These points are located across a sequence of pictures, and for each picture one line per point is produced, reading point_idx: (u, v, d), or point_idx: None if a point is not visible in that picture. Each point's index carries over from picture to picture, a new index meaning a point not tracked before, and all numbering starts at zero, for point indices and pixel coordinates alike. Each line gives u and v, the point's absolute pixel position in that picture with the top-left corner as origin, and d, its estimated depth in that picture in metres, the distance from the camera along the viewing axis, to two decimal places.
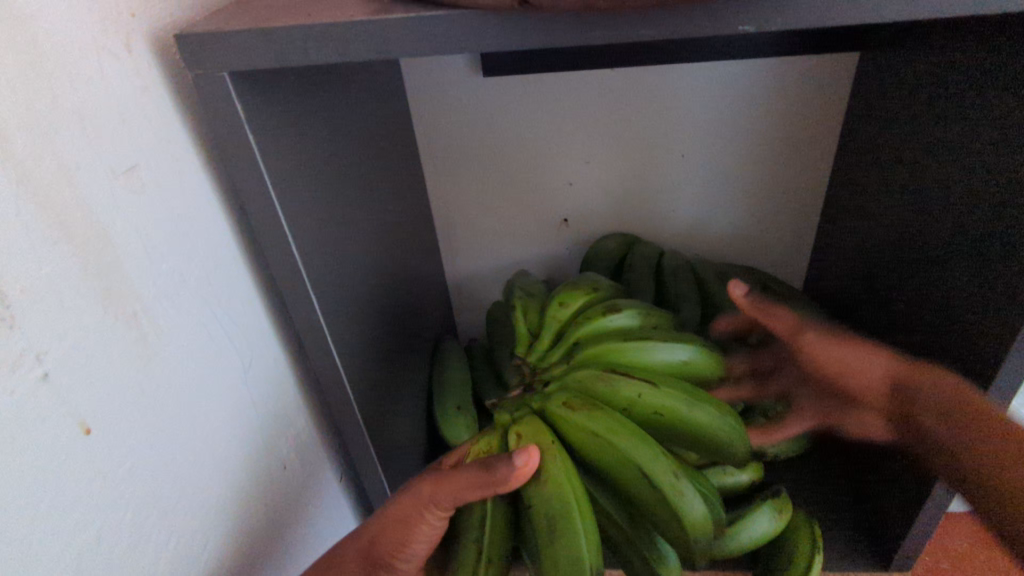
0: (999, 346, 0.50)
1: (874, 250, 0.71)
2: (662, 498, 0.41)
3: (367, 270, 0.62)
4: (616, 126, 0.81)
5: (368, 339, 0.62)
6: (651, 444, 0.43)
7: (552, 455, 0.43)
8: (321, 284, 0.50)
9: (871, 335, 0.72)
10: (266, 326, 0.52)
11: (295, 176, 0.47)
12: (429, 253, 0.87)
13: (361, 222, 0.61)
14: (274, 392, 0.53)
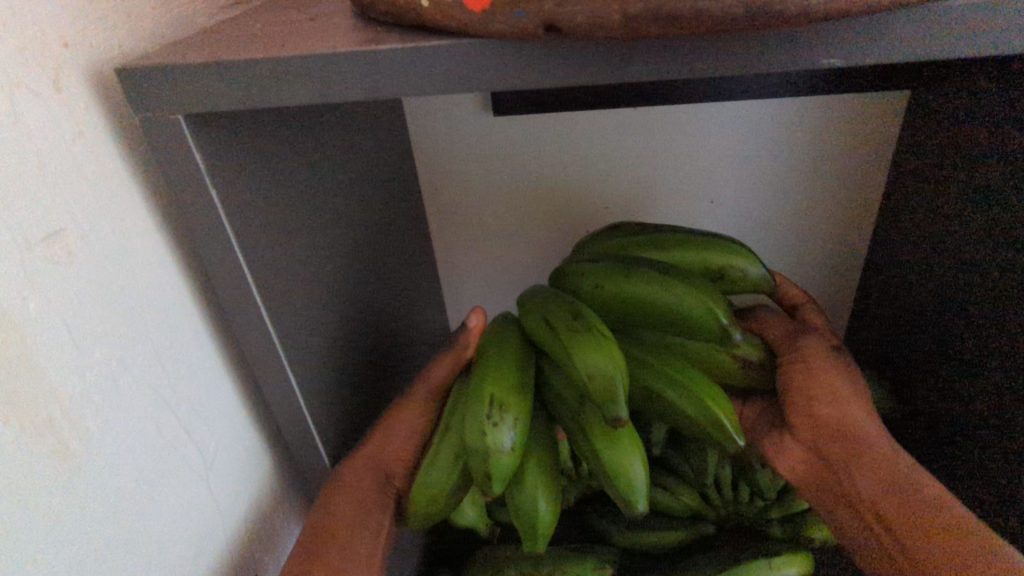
0: None
1: (910, 326, 0.64)
2: (581, 372, 0.38)
3: (361, 334, 0.54)
4: (635, 172, 0.74)
5: (360, 413, 0.54)
6: (589, 323, 0.41)
7: (495, 344, 0.44)
8: (300, 359, 0.43)
9: (916, 393, 0.64)
10: (239, 412, 0.44)
11: (270, 234, 0.40)
12: (432, 305, 0.80)
13: (353, 279, 0.53)
14: (247, 491, 0.45)
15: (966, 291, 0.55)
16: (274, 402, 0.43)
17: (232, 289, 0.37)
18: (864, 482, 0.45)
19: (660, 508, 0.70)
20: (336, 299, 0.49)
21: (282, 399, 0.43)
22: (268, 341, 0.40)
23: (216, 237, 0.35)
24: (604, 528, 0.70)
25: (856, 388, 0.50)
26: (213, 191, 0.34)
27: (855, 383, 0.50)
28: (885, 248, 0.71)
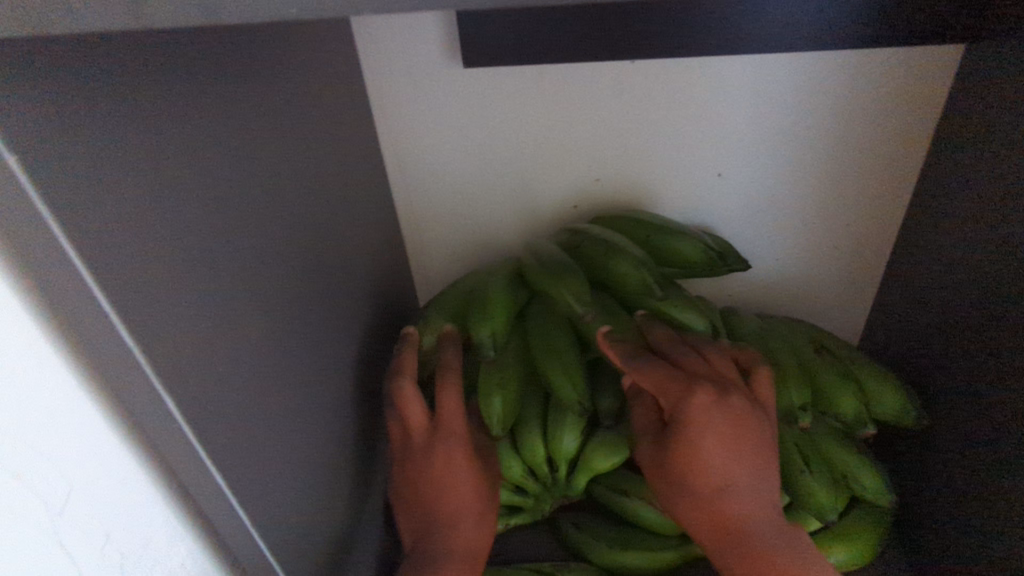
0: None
1: (1003, 396, 0.49)
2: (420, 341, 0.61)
3: (283, 334, 0.45)
4: (630, 140, 0.63)
5: (289, 431, 0.45)
6: (444, 320, 0.62)
7: (438, 314, 0.62)
8: (180, 370, 0.33)
9: (944, 383, 0.57)
10: (111, 437, 0.35)
11: (115, 214, 0.30)
12: (395, 292, 0.70)
13: (272, 272, 0.44)
14: (120, 530, 0.36)
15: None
16: (145, 421, 0.34)
17: (73, 290, 0.28)
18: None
19: (647, 524, 0.61)
20: (242, 297, 0.40)
21: (158, 417, 0.33)
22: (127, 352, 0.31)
23: (31, 221, 0.27)
24: (582, 543, 0.62)
25: (715, 465, 0.46)
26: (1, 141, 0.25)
27: (717, 459, 0.46)
28: (950, 265, 0.56)
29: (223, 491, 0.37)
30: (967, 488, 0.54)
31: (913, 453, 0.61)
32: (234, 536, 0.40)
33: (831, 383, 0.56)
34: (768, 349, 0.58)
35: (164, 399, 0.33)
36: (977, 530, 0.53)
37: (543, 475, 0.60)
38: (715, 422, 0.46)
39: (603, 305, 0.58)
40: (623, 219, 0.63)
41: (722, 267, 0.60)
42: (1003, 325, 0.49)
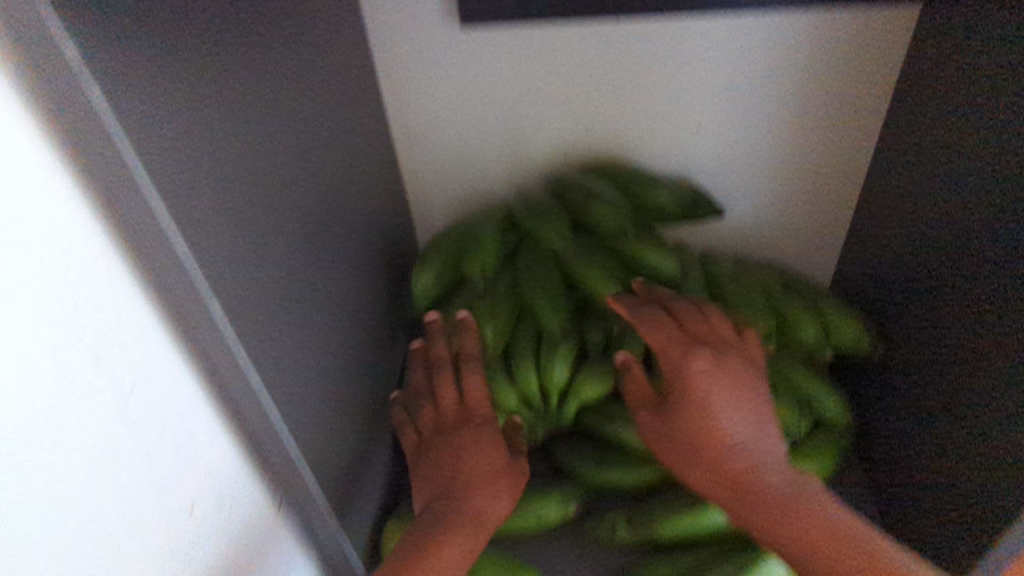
0: (968, 248, 0.52)
1: (938, 322, 0.56)
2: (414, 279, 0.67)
3: (298, 261, 0.52)
4: (615, 97, 0.68)
5: (302, 347, 0.52)
6: (438, 261, 0.67)
7: (432, 256, 0.68)
8: (217, 276, 0.40)
9: (897, 315, 0.62)
10: (166, 338, 0.42)
11: (168, 150, 0.36)
12: (399, 238, 0.76)
13: (286, 209, 0.50)
14: (186, 418, 0.44)
15: (1016, 302, 0.46)
16: (190, 320, 0.41)
17: (141, 211, 0.35)
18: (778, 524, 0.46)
19: (631, 449, 0.67)
20: (264, 224, 0.46)
21: (201, 316, 0.40)
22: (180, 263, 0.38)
23: (112, 155, 0.33)
24: (572, 465, 0.69)
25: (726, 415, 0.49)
26: (68, 41, 0.30)
27: (728, 407, 0.49)
28: (903, 208, 0.62)
29: (253, 385, 0.44)
30: (913, 407, 0.60)
31: (870, 380, 0.67)
32: (263, 430, 0.48)
33: (795, 314, 0.62)
34: (739, 284, 0.63)
35: (206, 299, 0.39)
36: (920, 445, 0.59)
37: (536, 404, 0.66)
38: (714, 378, 0.50)
39: (586, 248, 0.64)
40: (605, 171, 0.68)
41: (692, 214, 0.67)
42: (946, 257, 0.55)
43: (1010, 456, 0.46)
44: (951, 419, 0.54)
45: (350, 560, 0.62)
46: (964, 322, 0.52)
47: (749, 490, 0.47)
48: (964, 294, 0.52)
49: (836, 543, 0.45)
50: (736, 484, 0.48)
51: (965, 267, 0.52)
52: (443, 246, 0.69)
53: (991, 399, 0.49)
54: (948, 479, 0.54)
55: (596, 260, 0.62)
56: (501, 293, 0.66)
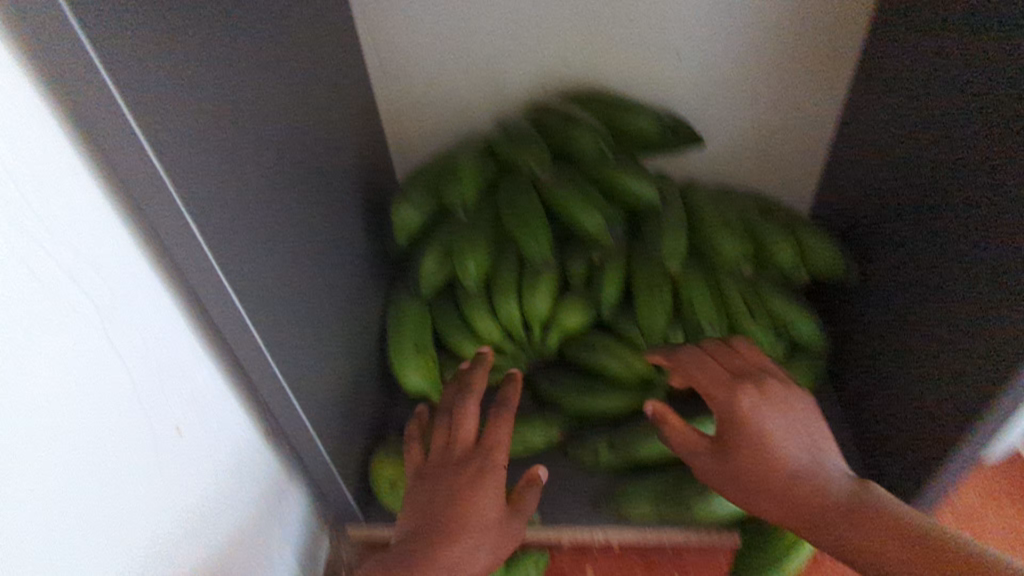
0: (947, 164, 0.52)
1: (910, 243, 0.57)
2: (394, 212, 0.66)
3: (279, 189, 0.51)
4: (597, 18, 0.66)
5: (279, 273, 0.51)
6: (418, 192, 0.66)
7: (411, 188, 0.67)
8: (196, 196, 0.40)
9: (875, 237, 0.63)
10: (147, 261, 0.41)
11: (132, 54, 0.35)
12: (378, 170, 0.75)
13: (260, 130, 0.48)
14: (173, 340, 0.44)
15: (989, 214, 0.47)
16: (172, 242, 0.41)
17: (109, 120, 0.35)
18: (867, 539, 0.44)
19: (611, 376, 0.67)
20: (242, 148, 0.45)
21: (179, 234, 0.40)
22: (153, 176, 0.37)
23: (74, 56, 0.32)
24: (556, 396, 0.69)
25: (790, 444, 0.49)
26: None
27: (789, 432, 0.49)
28: (879, 133, 0.63)
29: (238, 310, 0.45)
30: (888, 327, 0.61)
31: (843, 304, 0.69)
32: (246, 351, 0.48)
33: (771, 238, 0.63)
34: (717, 210, 0.64)
35: (186, 218, 0.39)
36: (893, 363, 0.60)
37: (519, 333, 0.67)
38: (768, 412, 0.50)
39: (568, 176, 0.64)
40: (585, 98, 0.67)
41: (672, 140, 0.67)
42: (923, 177, 0.55)
43: (973, 366, 0.49)
44: (926, 335, 0.55)
45: (339, 484, 0.63)
46: (937, 239, 0.53)
47: (826, 516, 0.46)
48: (943, 211, 0.52)
49: (923, 539, 0.42)
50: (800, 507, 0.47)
51: (943, 184, 0.52)
52: (421, 178, 0.68)
53: (958, 314, 0.51)
54: (925, 395, 0.55)
55: (578, 188, 0.63)
56: (483, 223, 0.66)
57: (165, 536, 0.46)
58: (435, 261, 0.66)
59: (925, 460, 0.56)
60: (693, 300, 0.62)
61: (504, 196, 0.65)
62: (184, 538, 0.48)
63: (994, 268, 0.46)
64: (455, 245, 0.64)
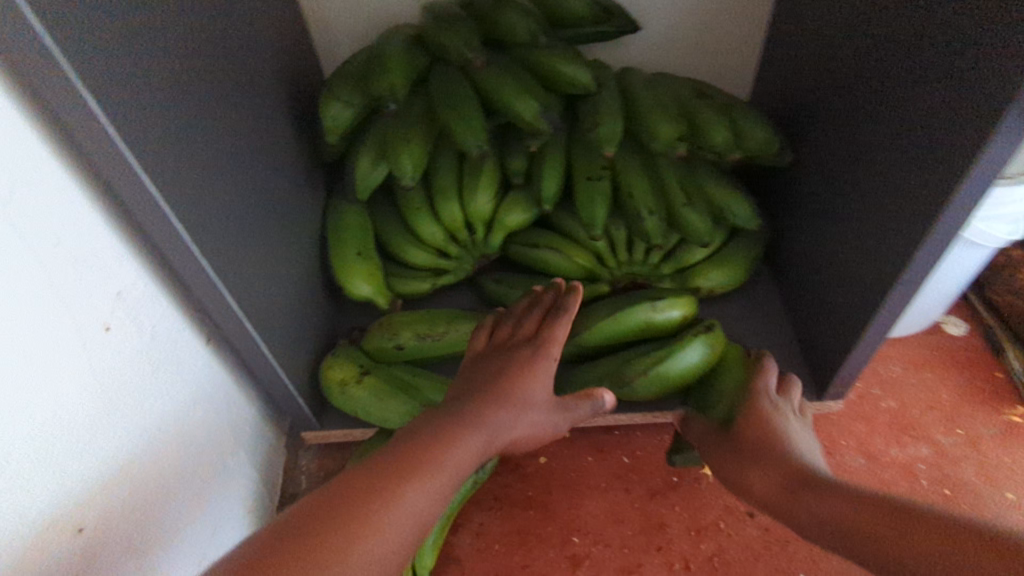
0: (876, 30, 0.52)
1: (840, 122, 0.57)
2: (322, 110, 0.63)
3: (189, 76, 0.48)
4: None
5: (199, 170, 0.48)
6: (347, 89, 0.64)
7: (341, 85, 0.64)
8: (90, 70, 0.38)
9: (808, 115, 0.63)
10: (43, 144, 0.39)
11: None
12: (304, 69, 0.71)
13: (155, 11, 0.45)
14: (83, 232, 0.43)
15: (915, 73, 0.47)
16: (68, 120, 0.38)
17: None
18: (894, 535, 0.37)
19: (555, 270, 0.68)
20: (140, 26, 0.43)
21: (76, 114, 0.38)
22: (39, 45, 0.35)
23: None
24: (501, 292, 0.69)
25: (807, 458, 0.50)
26: None
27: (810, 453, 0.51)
28: (811, 12, 0.62)
29: (152, 195, 0.43)
30: (817, 203, 0.63)
31: (778, 187, 0.70)
32: (171, 247, 0.46)
33: (707, 120, 0.63)
34: (653, 94, 0.64)
35: (81, 90, 0.37)
36: (824, 237, 0.62)
37: (462, 235, 0.67)
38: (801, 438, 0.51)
39: (501, 64, 0.62)
40: None
41: (605, 23, 0.65)
42: (851, 45, 0.55)
43: (894, 234, 0.51)
44: (853, 203, 0.57)
45: (290, 391, 0.62)
46: (866, 106, 0.54)
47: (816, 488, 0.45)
48: (870, 77, 0.53)
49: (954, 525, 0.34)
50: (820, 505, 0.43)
51: (871, 50, 0.52)
52: (349, 75, 0.65)
53: (883, 186, 0.52)
54: (851, 262, 0.58)
55: (511, 76, 0.61)
56: (418, 121, 0.64)
57: (110, 425, 0.44)
58: (371, 160, 0.64)
59: (851, 326, 0.58)
60: (632, 192, 0.63)
61: (436, 88, 0.63)
62: (133, 433, 0.47)
63: (916, 135, 0.47)
64: (389, 142, 0.62)
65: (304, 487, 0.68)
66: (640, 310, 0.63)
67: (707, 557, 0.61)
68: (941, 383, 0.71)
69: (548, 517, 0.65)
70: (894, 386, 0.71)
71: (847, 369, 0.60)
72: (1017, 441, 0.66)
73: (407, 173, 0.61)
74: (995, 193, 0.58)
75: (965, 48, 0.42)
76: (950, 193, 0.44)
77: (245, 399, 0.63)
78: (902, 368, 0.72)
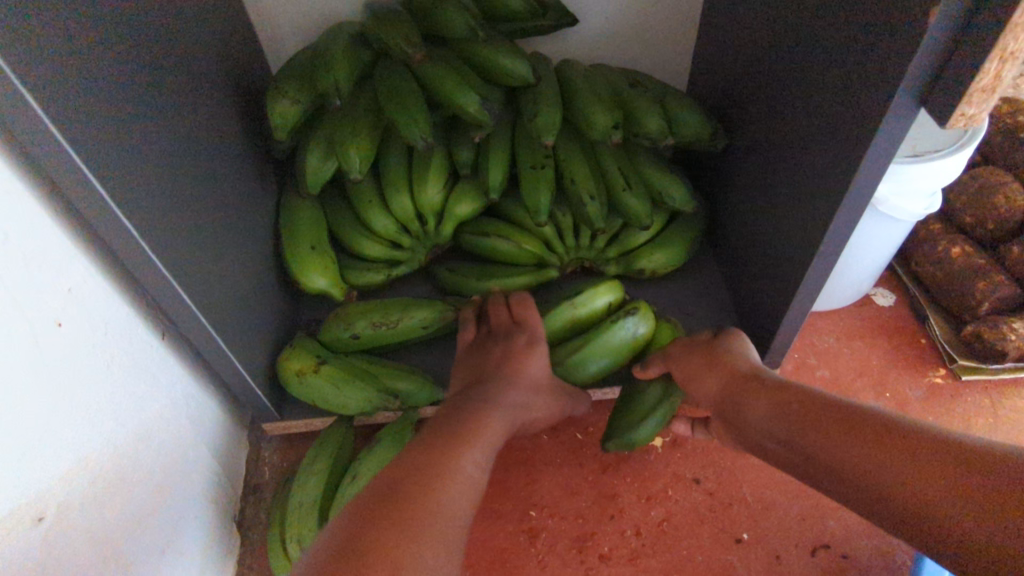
0: (791, 22, 0.55)
1: (764, 109, 0.61)
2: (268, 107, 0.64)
3: (134, 78, 0.49)
4: None
5: (149, 171, 0.49)
6: (292, 88, 0.65)
7: (286, 83, 0.65)
8: (35, 77, 0.39)
9: (737, 103, 0.67)
10: None
11: None
12: (250, 68, 0.72)
13: (99, 17, 0.46)
14: (32, 234, 0.43)
15: (824, 61, 0.51)
16: (14, 126, 0.40)
17: None
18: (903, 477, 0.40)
19: (505, 257, 0.70)
20: (80, 28, 0.43)
21: (22, 120, 0.39)
22: None
23: None
24: (454, 279, 0.71)
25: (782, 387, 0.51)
26: None
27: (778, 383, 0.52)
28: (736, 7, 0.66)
29: (94, 189, 0.43)
30: (748, 185, 0.66)
31: (714, 171, 0.73)
32: (123, 246, 0.47)
33: (642, 108, 0.66)
34: (589, 85, 0.67)
35: (15, 85, 0.38)
36: (755, 217, 0.66)
37: (415, 225, 0.69)
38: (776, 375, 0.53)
39: (441, 59, 0.64)
40: None
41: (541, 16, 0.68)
42: (771, 38, 0.59)
43: (813, 212, 0.55)
44: (779, 184, 0.60)
45: (249, 384, 0.64)
46: (785, 92, 0.57)
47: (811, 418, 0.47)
48: (788, 66, 0.56)
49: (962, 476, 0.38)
50: (814, 458, 0.46)
51: (788, 41, 0.56)
52: (293, 73, 0.67)
53: (804, 166, 0.55)
54: (779, 239, 0.61)
55: (452, 70, 0.63)
56: (364, 116, 0.65)
57: (68, 421, 0.45)
58: (320, 156, 0.65)
59: (782, 299, 0.62)
60: (575, 178, 0.66)
61: (380, 83, 0.64)
62: (92, 428, 0.48)
63: (828, 118, 0.51)
64: (336, 137, 0.64)
65: (267, 477, 0.70)
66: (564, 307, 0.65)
67: (657, 523, 0.65)
68: (870, 350, 0.76)
69: (505, 494, 0.67)
70: (827, 355, 0.75)
71: (780, 340, 0.64)
72: (939, 401, 0.70)
73: (354, 166, 0.63)
74: (892, 169, 0.63)
75: (863, 39, 0.46)
76: (857, 174, 0.48)
77: (203, 394, 0.64)
78: (835, 339, 0.77)
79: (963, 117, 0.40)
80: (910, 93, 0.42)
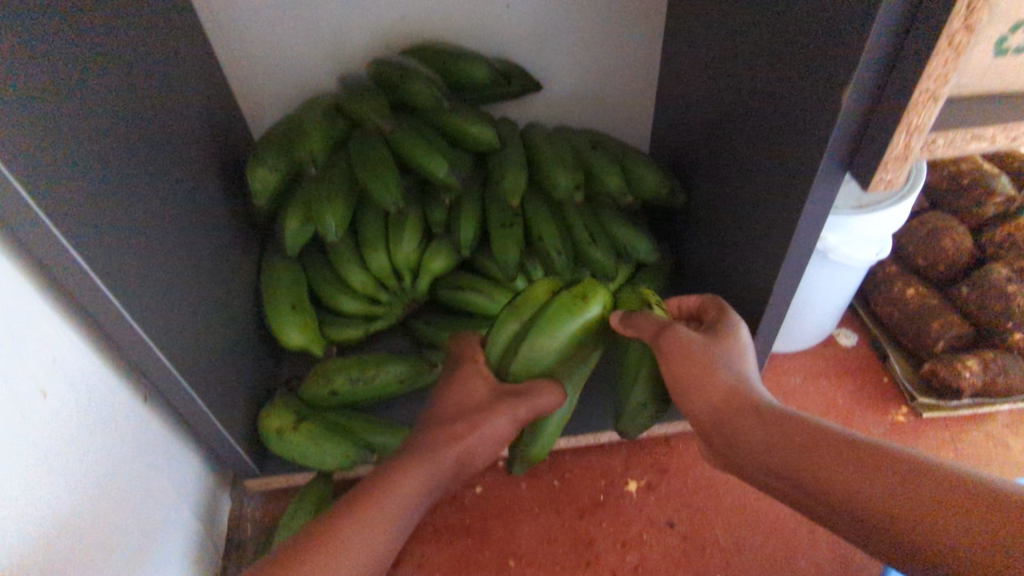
0: (733, 91, 0.59)
1: (716, 167, 0.65)
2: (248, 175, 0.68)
3: (119, 159, 0.52)
4: None
5: (133, 245, 0.52)
6: (271, 157, 0.68)
7: (265, 152, 0.69)
8: (25, 169, 0.42)
9: (692, 161, 0.71)
10: None
11: None
12: (232, 139, 0.75)
13: (86, 108, 0.49)
14: (18, 310, 0.46)
15: (764, 129, 0.55)
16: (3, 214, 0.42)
17: None
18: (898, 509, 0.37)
19: (479, 310, 0.73)
20: (67, 119, 0.47)
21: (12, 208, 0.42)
22: None
23: None
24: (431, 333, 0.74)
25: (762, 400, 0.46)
26: None
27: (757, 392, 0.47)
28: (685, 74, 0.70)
29: (78, 265, 0.46)
30: (706, 237, 0.70)
31: (676, 223, 0.77)
32: (106, 316, 0.50)
33: (602, 167, 0.70)
34: (552, 147, 0.70)
35: (6, 177, 0.41)
36: (715, 266, 0.69)
37: (391, 282, 0.72)
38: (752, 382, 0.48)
39: (411, 127, 0.68)
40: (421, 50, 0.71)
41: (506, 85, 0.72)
42: (716, 105, 0.63)
43: (764, 265, 0.58)
44: (733, 237, 0.64)
45: (230, 443, 0.65)
46: (733, 154, 0.61)
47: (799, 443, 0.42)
48: (733, 131, 0.60)
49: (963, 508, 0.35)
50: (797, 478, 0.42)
51: (732, 107, 0.60)
52: (271, 142, 0.70)
53: (753, 222, 0.59)
54: (736, 288, 0.65)
55: (422, 138, 0.67)
56: (339, 181, 0.69)
57: (51, 489, 0.47)
58: (298, 218, 0.68)
59: None
60: (542, 235, 0.69)
61: (354, 150, 0.68)
62: (74, 495, 0.49)
63: (770, 180, 0.55)
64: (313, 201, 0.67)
65: (250, 534, 0.71)
66: (510, 321, 0.57)
67: (633, 568, 0.66)
68: (835, 389, 0.78)
69: (484, 543, 0.69)
70: (793, 395, 0.78)
71: None
72: (901, 437, 0.73)
73: (331, 229, 0.66)
74: (835, 220, 0.67)
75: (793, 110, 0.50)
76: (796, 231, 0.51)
77: (184, 454, 0.65)
78: (800, 379, 0.80)
79: (882, 181, 0.44)
80: (835, 160, 0.46)
